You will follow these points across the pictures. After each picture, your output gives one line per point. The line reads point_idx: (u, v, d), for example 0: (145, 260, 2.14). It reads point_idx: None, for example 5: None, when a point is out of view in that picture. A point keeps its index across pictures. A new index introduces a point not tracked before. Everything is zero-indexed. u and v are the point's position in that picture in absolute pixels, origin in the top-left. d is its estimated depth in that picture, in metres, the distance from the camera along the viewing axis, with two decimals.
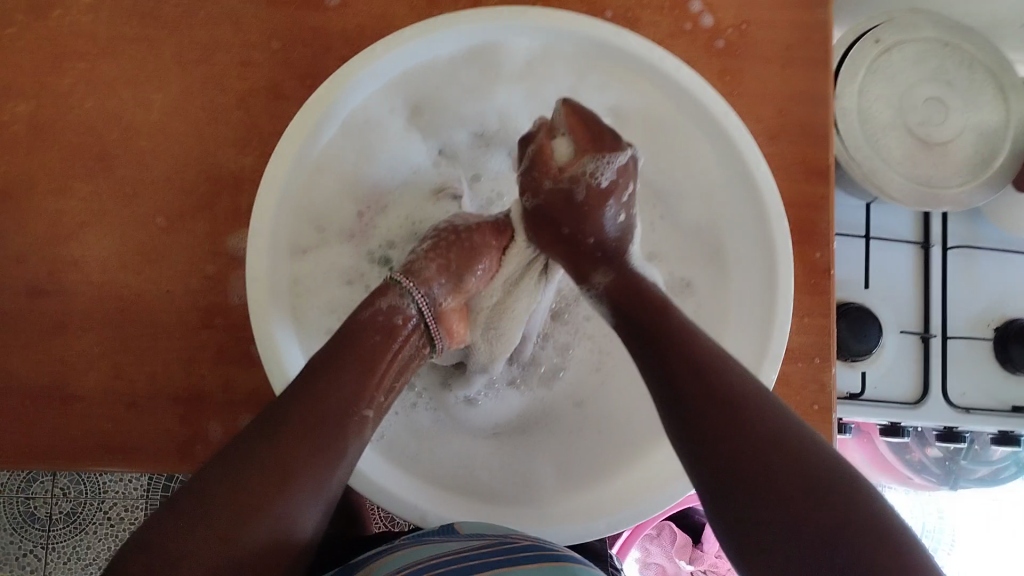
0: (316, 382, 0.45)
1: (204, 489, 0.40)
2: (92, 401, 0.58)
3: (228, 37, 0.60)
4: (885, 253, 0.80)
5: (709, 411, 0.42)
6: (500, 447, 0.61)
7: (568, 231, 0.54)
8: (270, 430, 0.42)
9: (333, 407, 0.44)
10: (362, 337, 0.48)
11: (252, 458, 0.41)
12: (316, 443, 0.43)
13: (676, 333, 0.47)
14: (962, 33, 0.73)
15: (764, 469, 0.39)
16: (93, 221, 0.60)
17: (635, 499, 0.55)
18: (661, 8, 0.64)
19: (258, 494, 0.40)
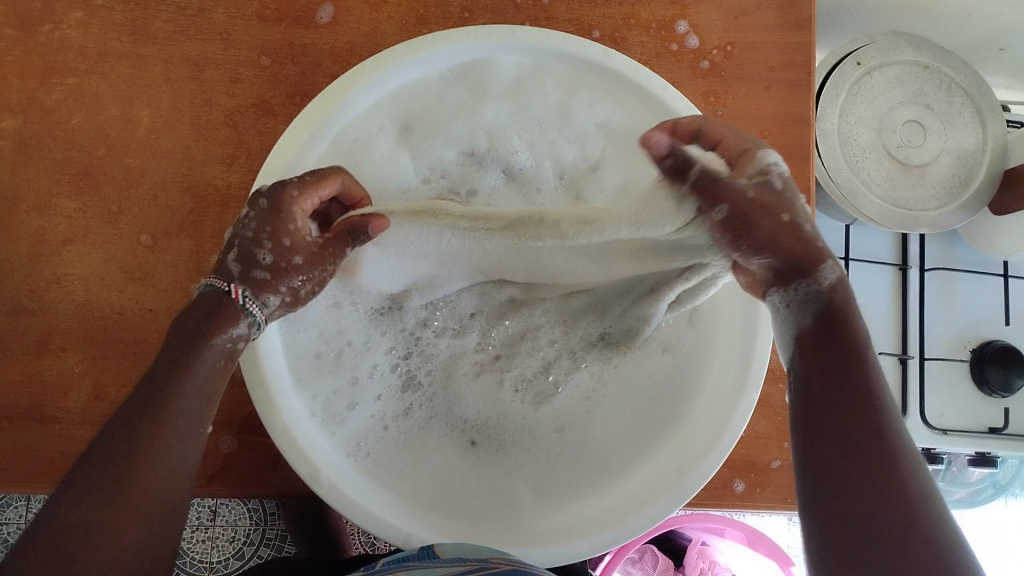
0: (165, 390, 0.42)
1: (59, 519, 0.38)
2: (71, 423, 0.56)
3: (218, 53, 0.60)
4: (864, 275, 0.81)
5: (863, 435, 0.39)
6: (474, 460, 0.55)
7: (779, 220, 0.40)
8: (112, 449, 0.40)
9: (173, 422, 0.42)
10: (205, 347, 0.43)
11: (92, 482, 0.39)
12: (159, 456, 0.41)
13: (837, 338, 0.41)
14: (943, 56, 0.74)
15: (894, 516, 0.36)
16: (76, 239, 0.58)
17: (621, 517, 0.50)
18: (647, 29, 0.64)
19: (98, 518, 0.39)
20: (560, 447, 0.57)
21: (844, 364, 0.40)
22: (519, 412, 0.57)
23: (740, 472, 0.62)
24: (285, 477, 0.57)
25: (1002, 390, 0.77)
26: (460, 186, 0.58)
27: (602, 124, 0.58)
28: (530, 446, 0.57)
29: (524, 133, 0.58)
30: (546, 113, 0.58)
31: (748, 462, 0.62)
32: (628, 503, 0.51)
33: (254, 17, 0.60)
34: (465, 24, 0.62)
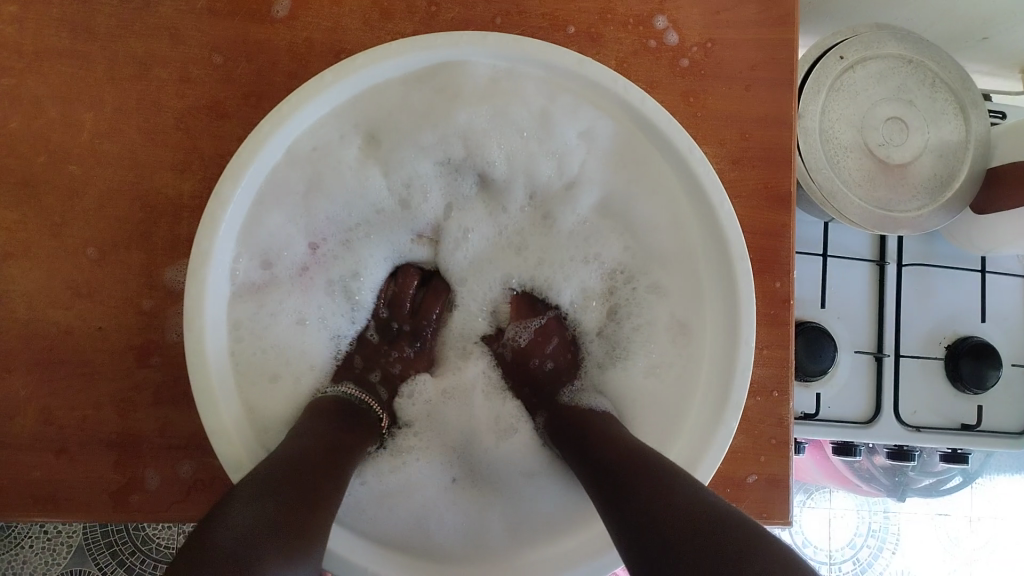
0: (327, 450, 0.45)
1: (252, 504, 0.36)
2: (20, 448, 0.54)
3: (167, 51, 0.56)
4: (841, 271, 0.79)
5: (626, 478, 0.44)
6: (453, 498, 0.55)
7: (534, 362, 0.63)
8: (290, 465, 0.41)
9: (326, 483, 0.42)
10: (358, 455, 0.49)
11: (292, 482, 0.39)
12: (329, 489, 0.42)
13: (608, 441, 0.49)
14: (927, 49, 0.72)
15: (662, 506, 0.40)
16: (16, 253, 0.54)
17: (600, 549, 0.49)
18: (625, 24, 0.61)
19: (301, 511, 0.38)
20: (529, 476, 0.57)
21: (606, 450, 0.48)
22: (481, 449, 0.58)
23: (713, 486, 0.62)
24: None
25: (976, 386, 0.77)
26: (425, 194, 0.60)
27: (588, 129, 0.56)
28: (504, 471, 0.57)
29: (503, 139, 0.57)
30: (526, 119, 0.56)
31: (724, 476, 0.62)
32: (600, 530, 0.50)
33: (205, 11, 0.56)
34: (432, 19, 0.59)
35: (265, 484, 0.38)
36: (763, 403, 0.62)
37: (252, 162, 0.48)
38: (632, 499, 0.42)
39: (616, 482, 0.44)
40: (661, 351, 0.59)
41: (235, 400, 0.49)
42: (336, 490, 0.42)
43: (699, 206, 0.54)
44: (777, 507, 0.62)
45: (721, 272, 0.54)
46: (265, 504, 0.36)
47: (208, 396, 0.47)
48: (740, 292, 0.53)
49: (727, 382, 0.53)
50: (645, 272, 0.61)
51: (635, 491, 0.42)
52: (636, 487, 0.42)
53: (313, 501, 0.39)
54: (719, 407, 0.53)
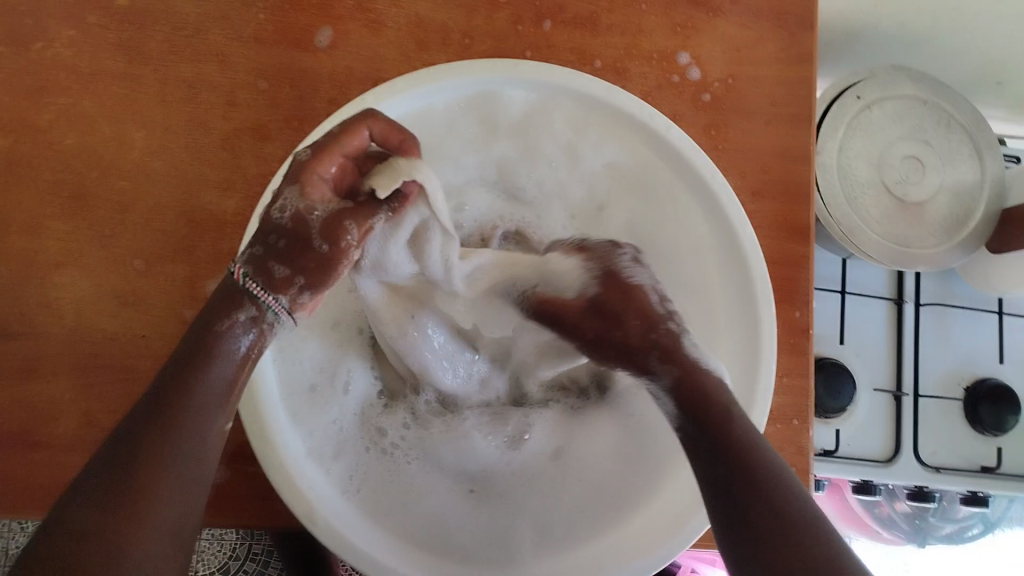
0: (188, 380, 0.39)
1: (66, 522, 0.33)
2: (61, 449, 0.55)
3: (214, 75, 0.59)
4: (859, 309, 0.80)
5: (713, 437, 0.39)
6: (477, 509, 0.55)
7: (624, 330, 0.45)
8: (128, 437, 0.36)
9: (183, 445, 0.37)
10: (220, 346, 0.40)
11: (123, 471, 0.35)
12: (177, 450, 0.37)
13: (682, 382, 0.42)
14: (941, 92, 0.74)
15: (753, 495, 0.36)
16: (67, 262, 0.57)
17: (644, 549, 0.50)
18: (650, 60, 0.64)
19: (116, 515, 0.34)
20: (552, 488, 0.57)
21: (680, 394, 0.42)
22: (506, 458, 0.58)
23: None
24: (277, 512, 0.56)
25: (995, 428, 0.77)
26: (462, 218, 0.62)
27: (611, 163, 0.59)
28: (527, 483, 0.57)
29: (534, 168, 0.60)
30: (555, 152, 0.60)
31: None
32: (626, 545, 0.51)
33: (251, 38, 0.59)
34: (466, 51, 0.61)
35: (117, 449, 0.36)
36: (784, 431, 0.62)
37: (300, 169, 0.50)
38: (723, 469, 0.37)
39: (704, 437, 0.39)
40: None
41: (278, 404, 0.50)
42: (204, 399, 0.39)
43: (720, 231, 0.56)
44: None
45: (742, 297, 0.55)
46: (74, 521, 0.33)
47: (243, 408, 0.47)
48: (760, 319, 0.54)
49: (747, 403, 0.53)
50: None
51: (724, 457, 0.38)
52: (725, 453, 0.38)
53: (171, 451, 0.36)
54: None
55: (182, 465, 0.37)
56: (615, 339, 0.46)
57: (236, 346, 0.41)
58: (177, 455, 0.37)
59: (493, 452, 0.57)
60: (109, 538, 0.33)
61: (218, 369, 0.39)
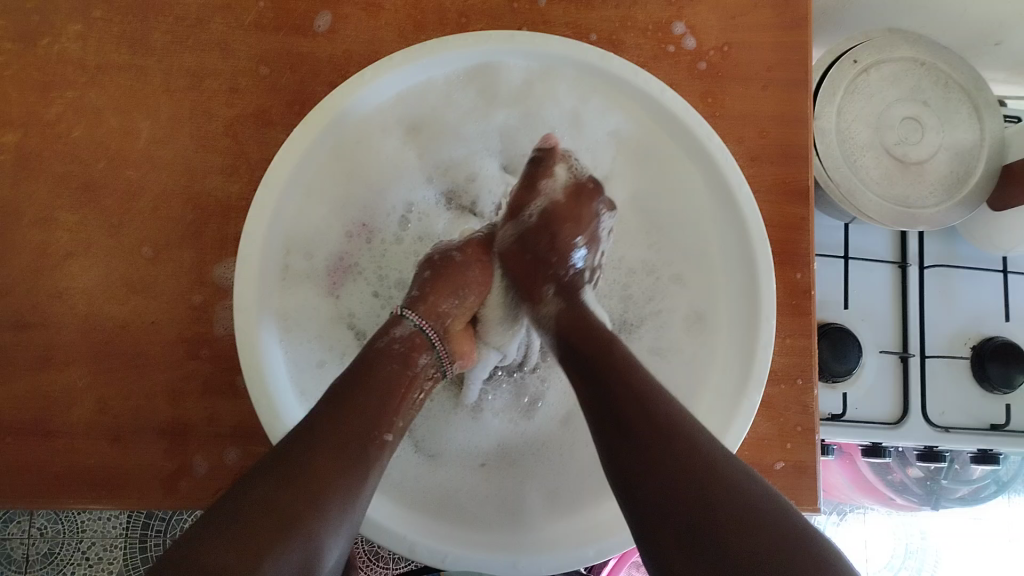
0: (352, 396, 0.44)
1: (247, 497, 0.38)
2: (75, 437, 0.56)
3: (216, 63, 0.60)
4: (863, 273, 0.81)
5: (627, 411, 0.43)
6: (489, 477, 0.57)
7: (573, 240, 0.56)
8: (305, 432, 0.41)
9: (359, 445, 0.42)
10: (380, 360, 0.48)
11: (305, 460, 0.40)
12: (348, 455, 0.41)
13: (586, 352, 0.49)
14: (938, 52, 0.74)
15: (689, 464, 0.39)
16: (80, 252, 0.58)
17: None
18: (644, 31, 0.64)
19: (294, 504, 0.38)
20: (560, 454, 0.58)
21: (597, 381, 0.46)
22: (511, 429, 0.59)
23: None
24: None
25: (1003, 386, 0.77)
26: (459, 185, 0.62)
27: (613, 131, 0.60)
28: (541, 450, 0.59)
29: (536, 137, 0.61)
30: (558, 118, 0.60)
31: (751, 463, 0.63)
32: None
33: (251, 26, 0.60)
34: (462, 30, 0.62)
35: (292, 442, 0.41)
36: (789, 391, 0.64)
37: (307, 141, 0.52)
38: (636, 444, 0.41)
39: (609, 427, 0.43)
40: (675, 337, 0.61)
41: (285, 383, 0.52)
42: (362, 412, 0.44)
43: (719, 192, 0.57)
44: (805, 493, 0.62)
45: (742, 254, 0.56)
46: (251, 500, 0.38)
47: (257, 362, 0.50)
48: (762, 279, 0.55)
49: (750, 359, 0.55)
50: (667, 263, 0.62)
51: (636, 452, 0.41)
52: (632, 420, 0.42)
53: (340, 454, 0.41)
54: (741, 385, 0.55)
55: (351, 460, 0.41)
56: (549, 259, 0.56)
57: (398, 356, 0.49)
58: (351, 459, 0.41)
59: (497, 424, 0.59)
60: (286, 539, 0.36)
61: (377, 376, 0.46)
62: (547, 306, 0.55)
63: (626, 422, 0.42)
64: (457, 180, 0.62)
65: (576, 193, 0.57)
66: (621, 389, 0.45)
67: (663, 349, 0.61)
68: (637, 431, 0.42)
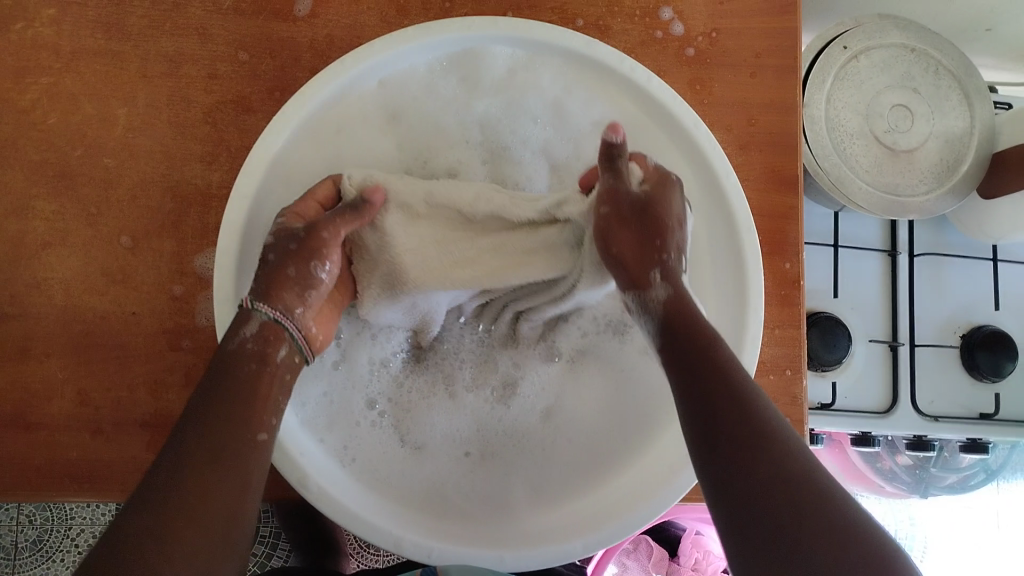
0: (211, 408, 0.41)
1: (119, 536, 0.36)
2: (55, 430, 0.55)
3: (195, 49, 0.59)
4: (854, 261, 0.80)
5: (733, 440, 0.40)
6: (473, 468, 0.56)
7: (665, 228, 0.48)
8: (173, 457, 0.39)
9: (227, 459, 0.40)
10: (236, 365, 0.43)
11: (173, 488, 0.38)
12: (219, 476, 0.39)
13: (697, 345, 0.44)
14: (929, 38, 0.73)
15: (790, 483, 0.37)
16: (57, 242, 0.57)
17: (618, 513, 0.51)
18: (631, 16, 0.63)
19: (173, 542, 0.36)
20: (554, 446, 0.58)
21: (705, 380, 0.42)
22: (490, 416, 0.57)
23: None
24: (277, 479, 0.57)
25: (993, 374, 0.77)
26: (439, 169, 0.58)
27: (598, 120, 0.59)
28: (521, 438, 0.57)
29: (521, 129, 0.59)
30: (542, 108, 0.59)
31: None
32: (630, 496, 0.53)
33: (230, 11, 0.59)
34: (445, 15, 0.61)
35: (159, 472, 0.39)
36: (777, 381, 0.63)
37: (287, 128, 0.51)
38: (737, 462, 0.39)
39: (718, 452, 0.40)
40: None
41: None
42: (224, 416, 0.41)
43: (706, 182, 0.56)
44: None
45: (729, 245, 0.56)
46: (121, 539, 0.36)
47: None
48: (750, 269, 0.55)
49: (737, 349, 0.55)
50: None
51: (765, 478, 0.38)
52: (733, 423, 0.40)
53: (212, 472, 0.39)
54: None
55: (223, 479, 0.39)
56: (661, 231, 0.48)
57: (252, 352, 0.44)
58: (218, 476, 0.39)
59: (480, 407, 0.57)
60: None
61: (241, 376, 0.43)
62: (656, 292, 0.47)
63: (728, 434, 0.40)
64: (435, 172, 0.59)
65: (657, 188, 0.50)
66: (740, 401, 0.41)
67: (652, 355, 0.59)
68: (740, 461, 0.39)
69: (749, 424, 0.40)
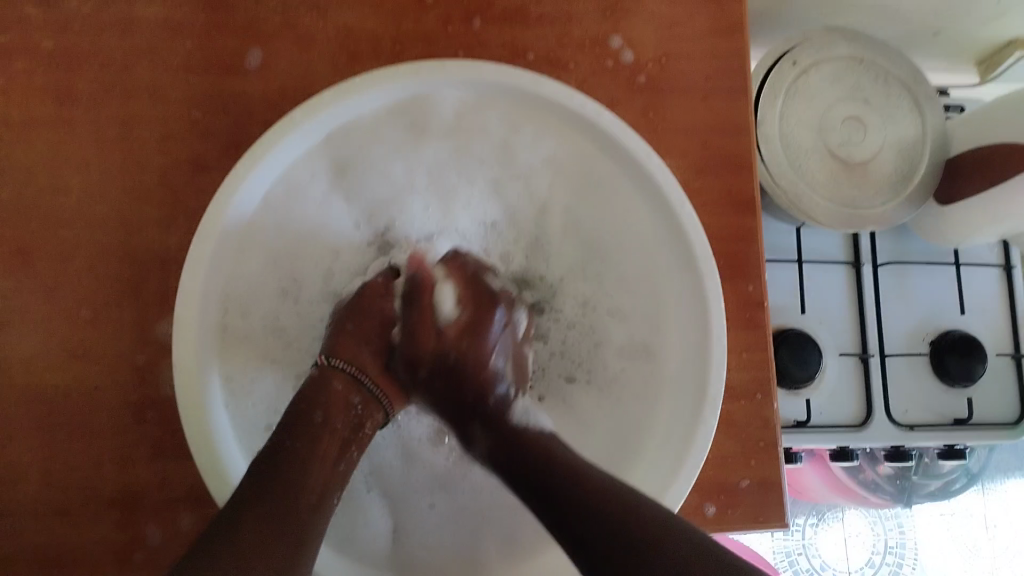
0: (270, 483, 0.44)
1: None
2: (21, 510, 0.55)
3: (146, 111, 0.58)
4: (819, 277, 0.81)
5: (537, 467, 0.47)
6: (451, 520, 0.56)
7: (491, 364, 0.54)
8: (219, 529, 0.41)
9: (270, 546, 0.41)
10: (289, 455, 0.46)
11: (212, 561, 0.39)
12: (261, 559, 0.40)
13: (534, 447, 0.48)
14: (877, 48, 0.74)
15: (575, 475, 0.45)
16: (11, 319, 0.56)
17: None
18: (582, 47, 0.63)
19: None
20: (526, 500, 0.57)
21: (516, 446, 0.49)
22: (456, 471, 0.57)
23: (710, 495, 0.62)
24: None
25: (964, 379, 0.77)
26: (380, 216, 0.59)
27: (546, 160, 0.60)
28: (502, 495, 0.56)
29: (465, 175, 0.59)
30: (487, 152, 0.60)
31: (717, 483, 0.62)
32: None
33: (180, 69, 0.58)
34: (397, 57, 0.61)
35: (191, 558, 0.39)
36: (749, 407, 0.63)
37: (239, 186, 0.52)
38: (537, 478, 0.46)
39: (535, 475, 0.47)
40: (622, 367, 0.60)
41: (240, 461, 0.53)
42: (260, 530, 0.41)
43: (660, 207, 0.58)
44: (771, 509, 0.61)
45: (687, 269, 0.57)
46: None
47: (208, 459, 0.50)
48: (710, 295, 0.56)
49: (703, 378, 0.56)
50: (609, 298, 0.60)
51: (572, 484, 0.44)
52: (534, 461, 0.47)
53: (245, 556, 0.40)
54: (697, 402, 0.56)
55: (264, 557, 0.40)
56: (479, 376, 0.53)
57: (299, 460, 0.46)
58: (270, 553, 0.41)
59: (441, 463, 0.57)
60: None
61: (293, 476, 0.45)
62: (481, 443, 0.52)
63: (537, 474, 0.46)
64: (379, 225, 0.59)
65: (470, 326, 0.55)
66: (540, 453, 0.48)
67: (620, 378, 0.60)
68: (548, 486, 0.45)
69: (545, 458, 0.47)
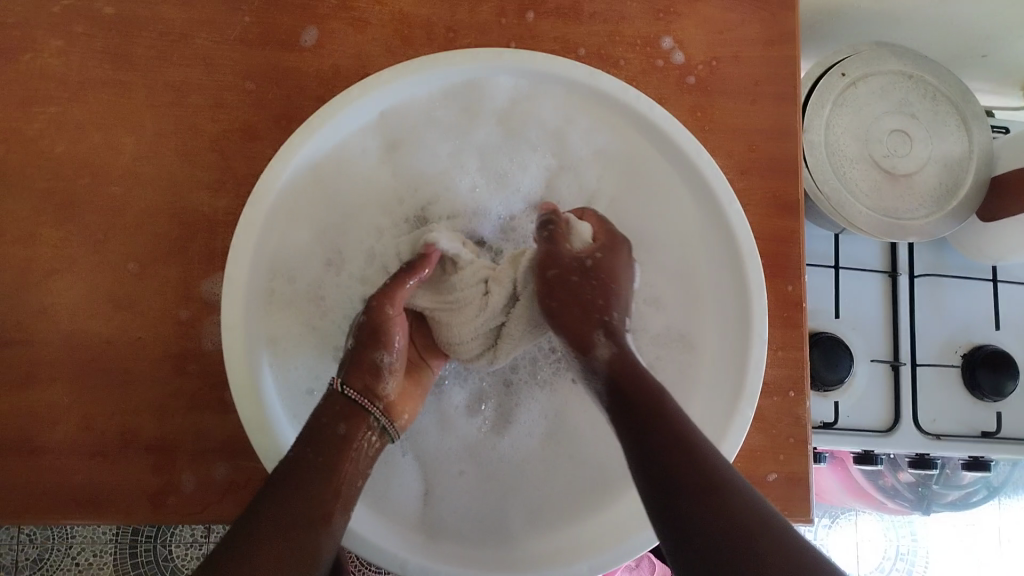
0: (283, 489, 0.44)
1: None
2: (62, 453, 0.56)
3: (203, 79, 0.60)
4: (854, 282, 0.81)
5: (654, 432, 0.45)
6: (482, 483, 0.59)
7: (618, 283, 0.56)
8: (239, 538, 0.42)
9: (290, 560, 0.42)
10: (304, 461, 0.46)
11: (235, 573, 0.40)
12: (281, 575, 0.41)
13: (623, 372, 0.50)
14: (926, 64, 0.74)
15: (697, 457, 0.43)
16: (64, 269, 0.58)
17: (603, 547, 0.52)
18: (633, 45, 0.64)
19: None
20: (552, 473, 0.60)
21: (622, 396, 0.48)
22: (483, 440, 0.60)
23: None
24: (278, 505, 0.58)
25: (994, 393, 0.77)
26: (427, 194, 0.62)
27: (600, 148, 0.61)
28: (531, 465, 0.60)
29: (519, 158, 0.62)
30: (541, 136, 0.61)
31: (743, 476, 0.63)
32: (616, 530, 0.53)
33: (237, 42, 0.60)
34: (450, 45, 0.62)
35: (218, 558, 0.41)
36: (780, 404, 0.64)
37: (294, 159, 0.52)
38: (659, 438, 0.45)
39: (642, 435, 0.46)
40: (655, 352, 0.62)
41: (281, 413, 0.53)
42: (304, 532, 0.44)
43: (710, 210, 0.57)
44: (797, 505, 0.62)
45: (732, 270, 0.57)
46: None
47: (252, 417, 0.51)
48: (754, 298, 0.56)
49: (741, 377, 0.56)
50: (646, 287, 0.63)
51: (686, 453, 0.44)
52: (658, 433, 0.45)
53: (271, 560, 0.41)
54: (732, 403, 0.56)
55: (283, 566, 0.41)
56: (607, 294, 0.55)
57: (311, 468, 0.46)
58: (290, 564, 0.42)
59: (472, 433, 0.60)
60: None
61: (308, 477, 0.45)
62: (600, 352, 0.52)
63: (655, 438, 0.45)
64: (425, 201, 0.62)
65: (607, 247, 0.57)
66: (653, 402, 0.47)
67: (654, 366, 0.61)
68: (665, 451, 0.44)
69: (657, 415, 0.46)
